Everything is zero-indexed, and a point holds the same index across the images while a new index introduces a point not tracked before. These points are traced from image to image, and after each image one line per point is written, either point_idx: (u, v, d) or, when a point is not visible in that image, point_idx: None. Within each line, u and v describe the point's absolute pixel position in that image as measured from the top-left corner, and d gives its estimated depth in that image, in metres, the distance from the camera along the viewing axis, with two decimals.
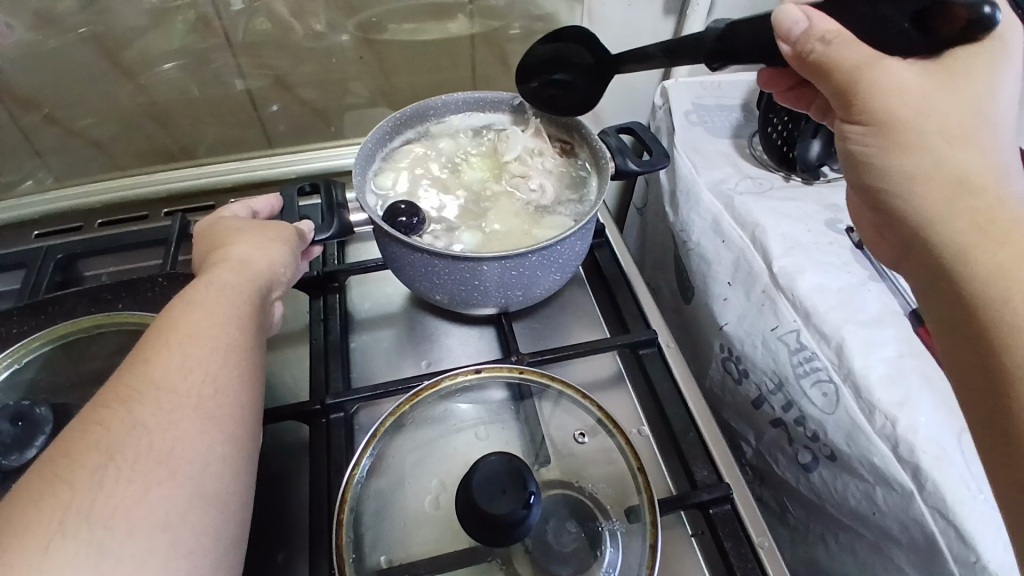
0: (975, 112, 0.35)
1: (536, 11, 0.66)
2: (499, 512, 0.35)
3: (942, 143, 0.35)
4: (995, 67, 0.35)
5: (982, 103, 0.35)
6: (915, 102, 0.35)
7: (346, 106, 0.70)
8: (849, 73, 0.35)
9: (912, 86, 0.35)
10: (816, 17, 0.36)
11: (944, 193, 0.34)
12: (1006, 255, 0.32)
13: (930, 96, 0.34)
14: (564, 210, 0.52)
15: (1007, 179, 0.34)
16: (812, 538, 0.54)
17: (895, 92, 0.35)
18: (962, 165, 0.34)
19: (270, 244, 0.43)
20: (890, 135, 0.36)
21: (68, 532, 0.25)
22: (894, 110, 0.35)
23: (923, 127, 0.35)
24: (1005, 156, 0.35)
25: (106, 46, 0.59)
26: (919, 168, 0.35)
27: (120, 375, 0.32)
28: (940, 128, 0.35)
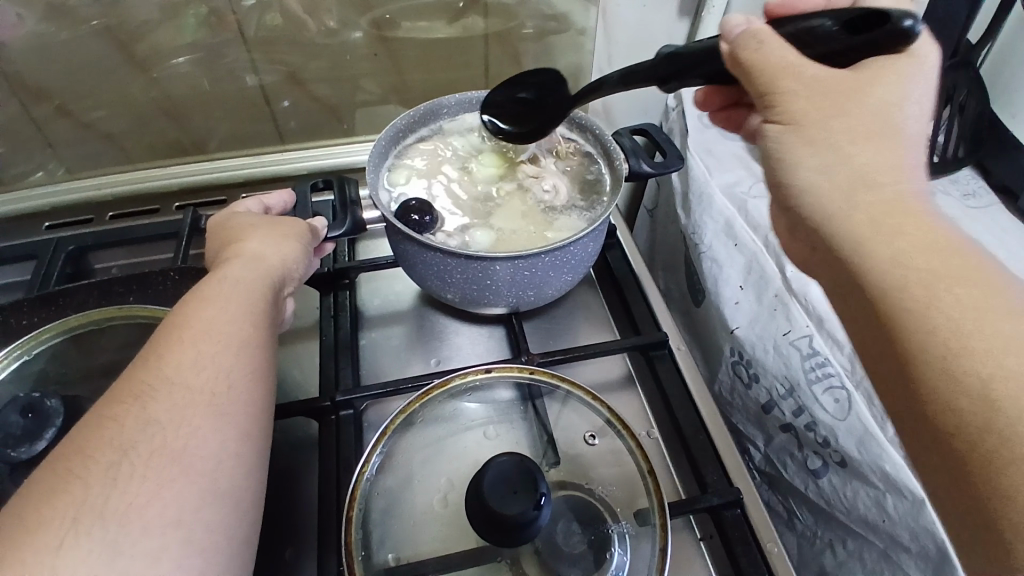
0: (885, 113, 0.33)
1: (550, 10, 0.65)
2: (510, 512, 0.35)
3: (845, 136, 0.32)
4: (900, 74, 0.33)
5: (886, 102, 0.33)
6: (822, 98, 0.33)
7: (357, 103, 0.69)
8: (770, 73, 0.34)
9: (819, 83, 0.34)
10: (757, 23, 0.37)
11: (846, 185, 0.31)
12: (909, 245, 0.29)
13: (832, 89, 0.33)
14: (577, 210, 0.51)
15: (913, 179, 0.32)
16: (819, 545, 0.54)
17: (798, 83, 0.34)
18: (868, 159, 0.32)
19: (284, 239, 0.43)
20: (800, 132, 0.34)
21: (82, 531, 0.26)
22: (805, 109, 0.33)
23: (833, 132, 0.33)
24: (914, 158, 0.33)
25: (119, 39, 0.59)
26: (823, 160, 0.32)
27: (133, 371, 0.32)
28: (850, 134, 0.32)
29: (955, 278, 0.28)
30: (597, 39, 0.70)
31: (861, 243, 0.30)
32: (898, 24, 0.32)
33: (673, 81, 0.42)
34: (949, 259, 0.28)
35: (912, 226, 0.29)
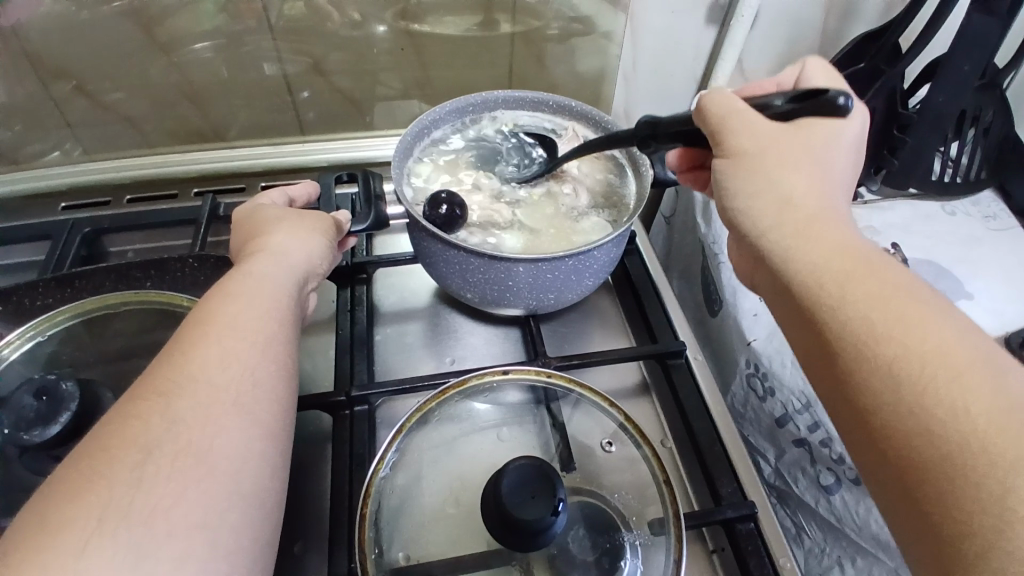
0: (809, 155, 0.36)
1: (575, 12, 0.65)
2: (527, 518, 0.35)
3: (773, 168, 0.36)
4: (827, 133, 0.37)
5: (815, 151, 0.36)
6: (763, 142, 0.37)
7: (378, 97, 0.69)
8: (719, 116, 0.39)
9: (762, 129, 0.38)
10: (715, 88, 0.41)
11: (774, 208, 0.35)
12: (827, 251, 0.32)
13: (772, 138, 0.37)
14: (600, 215, 0.51)
15: (832, 203, 0.36)
16: (828, 561, 0.54)
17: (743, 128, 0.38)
18: (792, 185, 0.36)
19: (309, 233, 0.43)
20: (741, 164, 0.37)
21: (107, 531, 0.25)
22: (745, 145, 0.37)
23: (767, 164, 0.36)
24: (836, 189, 0.37)
25: (142, 21, 0.59)
26: (755, 188, 0.36)
27: (156, 367, 0.32)
28: (782, 167, 0.36)
29: (868, 275, 0.31)
30: (623, 44, 0.69)
31: (783, 248, 0.34)
32: (831, 97, 0.36)
33: (651, 142, 0.44)
34: (858, 261, 0.32)
35: (827, 234, 0.33)
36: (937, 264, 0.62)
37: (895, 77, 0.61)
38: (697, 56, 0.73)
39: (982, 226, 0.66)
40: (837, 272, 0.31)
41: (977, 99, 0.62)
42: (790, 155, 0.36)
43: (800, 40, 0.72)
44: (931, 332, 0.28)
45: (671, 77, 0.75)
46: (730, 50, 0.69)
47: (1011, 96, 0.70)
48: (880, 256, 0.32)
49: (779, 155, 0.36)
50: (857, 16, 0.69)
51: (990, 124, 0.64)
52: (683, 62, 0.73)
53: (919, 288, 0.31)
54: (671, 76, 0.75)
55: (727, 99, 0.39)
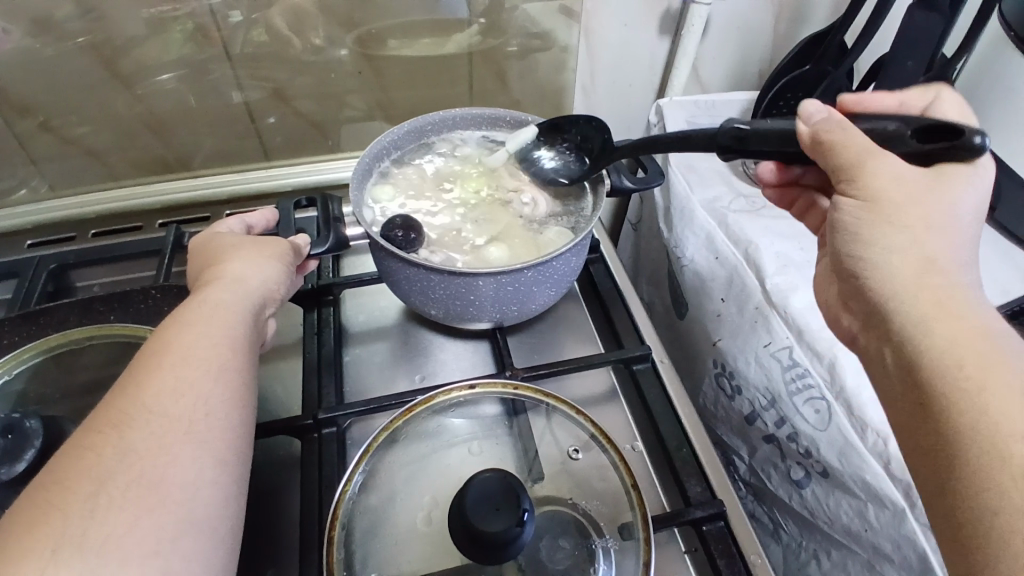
0: (946, 211, 0.35)
1: (534, 29, 0.66)
2: (491, 530, 0.35)
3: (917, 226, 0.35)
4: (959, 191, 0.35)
5: (938, 214, 0.35)
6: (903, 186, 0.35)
7: (343, 120, 0.70)
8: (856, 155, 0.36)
9: (901, 176, 0.36)
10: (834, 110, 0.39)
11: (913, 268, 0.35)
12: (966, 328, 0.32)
13: (905, 189, 0.35)
14: (556, 225, 0.52)
15: (956, 275, 0.35)
16: (805, 556, 0.55)
17: (872, 180, 0.36)
18: (932, 248, 0.35)
19: (266, 260, 0.43)
20: (878, 211, 0.36)
21: (60, 561, 0.26)
22: (886, 190, 0.35)
23: (911, 213, 0.35)
24: (965, 260, 0.36)
25: (105, 54, 0.59)
26: (893, 243, 0.36)
27: (109, 400, 0.32)
28: (924, 219, 0.35)
29: (984, 359, 0.31)
30: (580, 56, 0.71)
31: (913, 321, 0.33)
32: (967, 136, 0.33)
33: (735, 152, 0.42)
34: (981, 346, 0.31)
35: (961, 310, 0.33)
36: None
37: (840, 77, 0.65)
38: (654, 66, 0.74)
39: None
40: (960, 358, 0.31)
41: None
42: (916, 211, 0.35)
43: (753, 46, 0.74)
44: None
45: (630, 87, 0.76)
46: (683, 59, 0.70)
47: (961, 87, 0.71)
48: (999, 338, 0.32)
49: (913, 213, 0.35)
50: (807, 19, 0.71)
51: None
52: (641, 72, 0.75)
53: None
54: (631, 86, 0.76)
55: (851, 137, 0.37)
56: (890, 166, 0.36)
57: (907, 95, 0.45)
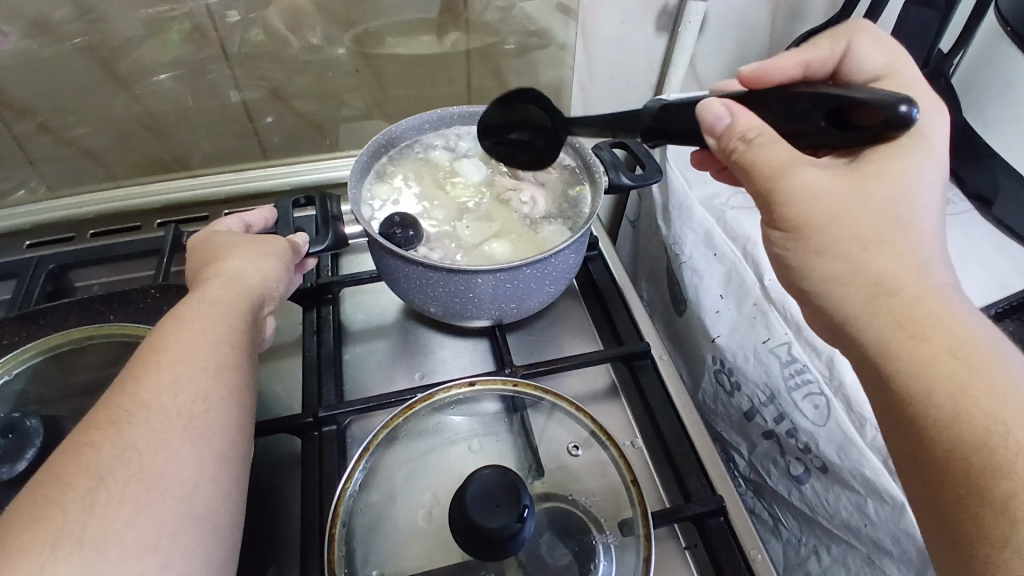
0: (895, 213, 0.35)
1: (531, 26, 0.66)
2: (492, 526, 0.35)
3: (856, 247, 0.34)
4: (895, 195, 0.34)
5: (875, 227, 0.34)
6: (825, 208, 0.35)
7: (341, 119, 0.70)
8: (771, 173, 0.36)
9: (824, 194, 0.35)
10: (736, 109, 0.36)
11: (865, 292, 0.34)
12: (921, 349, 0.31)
13: (842, 202, 0.35)
14: (556, 222, 0.52)
15: (925, 277, 0.33)
16: (804, 551, 0.55)
17: (802, 206, 0.35)
18: (875, 266, 0.34)
19: (263, 258, 0.43)
20: (806, 240, 0.36)
21: (61, 558, 0.26)
22: (812, 217, 0.35)
23: (841, 236, 0.35)
24: (934, 253, 0.35)
25: (102, 54, 0.59)
26: (836, 269, 0.35)
27: (108, 397, 0.32)
28: (856, 238, 0.34)
29: (941, 380, 0.30)
30: (577, 54, 0.71)
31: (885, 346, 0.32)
32: (890, 111, 0.30)
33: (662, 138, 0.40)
34: (957, 359, 0.31)
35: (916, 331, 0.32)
36: None
37: None
38: (651, 63, 0.74)
39: None
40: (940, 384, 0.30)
41: None
42: (848, 231, 0.35)
43: (751, 43, 0.74)
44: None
45: (628, 84, 0.76)
46: (681, 55, 0.70)
47: (957, 82, 0.70)
48: (968, 343, 0.31)
49: (862, 228, 0.35)
50: (804, 15, 0.71)
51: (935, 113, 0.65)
52: (638, 69, 0.74)
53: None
54: (628, 83, 0.76)
55: (761, 153, 0.35)
56: (820, 176, 0.35)
57: (816, 54, 0.44)
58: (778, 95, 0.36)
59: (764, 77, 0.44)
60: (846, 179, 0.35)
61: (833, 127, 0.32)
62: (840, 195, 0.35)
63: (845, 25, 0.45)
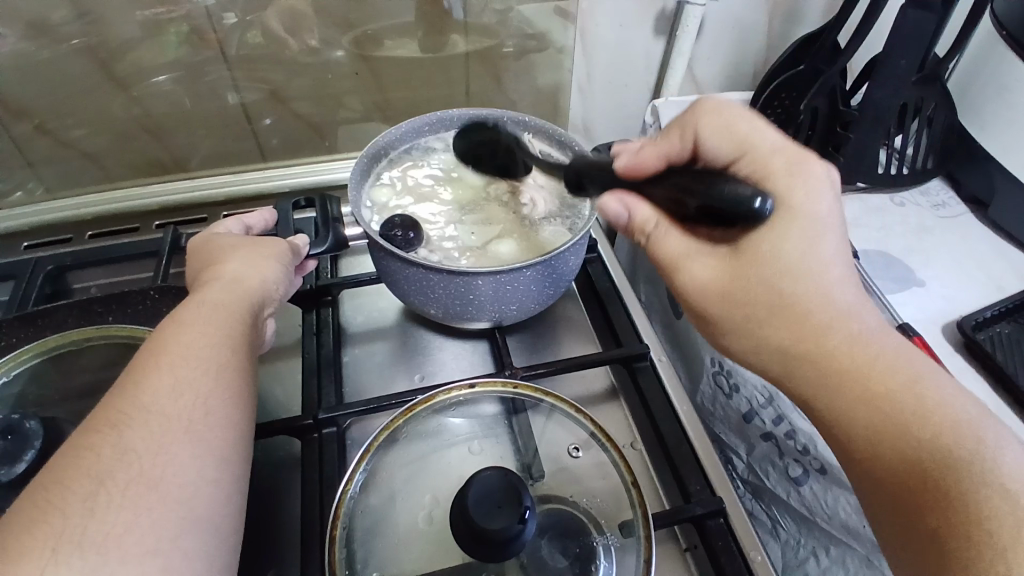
0: (784, 281, 0.37)
1: (529, 29, 0.66)
2: (494, 528, 0.35)
3: (760, 319, 0.38)
4: (783, 258, 0.37)
5: (774, 294, 0.37)
6: (720, 297, 0.39)
7: (340, 121, 0.70)
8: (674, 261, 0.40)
9: (718, 282, 0.39)
10: (632, 204, 0.40)
11: (775, 360, 0.38)
12: (826, 402, 0.36)
13: (731, 284, 0.38)
14: (556, 224, 0.52)
15: (833, 328, 0.36)
16: (803, 553, 0.56)
17: (698, 296, 0.40)
18: (776, 340, 0.37)
19: (263, 260, 0.43)
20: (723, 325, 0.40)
21: (61, 561, 0.26)
22: (713, 305, 0.39)
23: (745, 314, 0.38)
24: (846, 301, 0.37)
25: (100, 56, 0.59)
26: (749, 345, 0.39)
27: (108, 400, 0.32)
28: (759, 313, 0.38)
29: (852, 427, 0.35)
30: (575, 57, 0.71)
31: (821, 406, 0.36)
32: (745, 207, 0.33)
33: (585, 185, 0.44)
34: (888, 408, 0.33)
35: (816, 392, 0.36)
36: (887, 254, 0.64)
37: (834, 75, 0.64)
38: (649, 66, 0.74)
39: (932, 215, 0.68)
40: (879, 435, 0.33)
41: (918, 92, 0.64)
42: (749, 307, 0.38)
43: (748, 47, 0.75)
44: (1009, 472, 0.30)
45: (626, 87, 0.76)
46: (679, 59, 0.71)
47: (954, 83, 0.70)
48: (872, 385, 0.34)
49: (759, 304, 0.38)
50: (801, 19, 0.72)
51: (933, 116, 0.66)
52: (635, 73, 0.75)
53: (964, 416, 0.33)
54: (626, 87, 0.76)
55: (661, 244, 0.40)
56: (710, 261, 0.39)
57: (668, 146, 0.42)
58: (657, 184, 0.38)
59: (642, 164, 0.41)
60: (730, 261, 0.38)
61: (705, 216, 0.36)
62: (726, 280, 0.38)
63: (690, 108, 0.43)
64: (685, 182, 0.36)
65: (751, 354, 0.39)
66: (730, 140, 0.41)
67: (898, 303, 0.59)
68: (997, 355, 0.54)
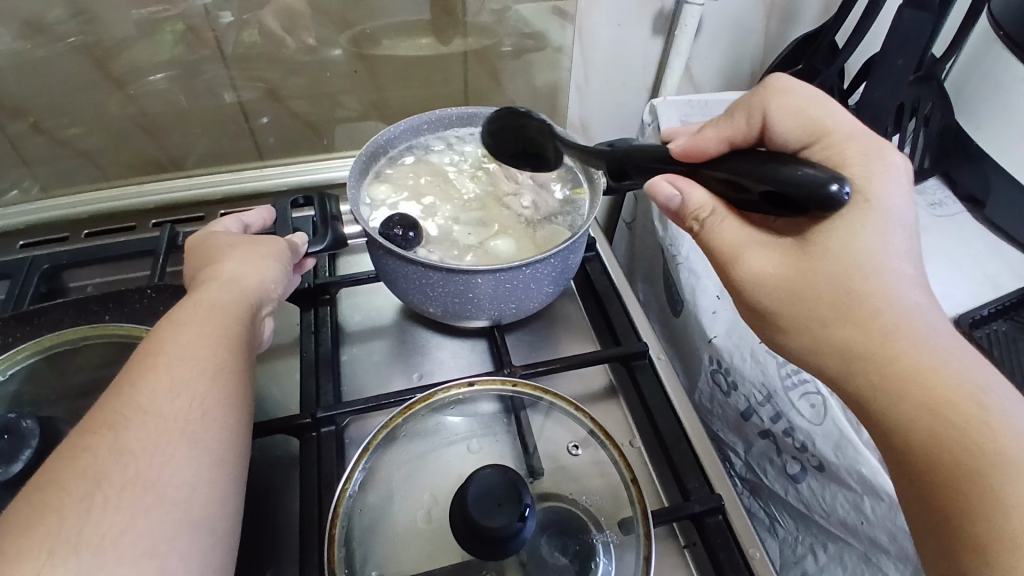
0: (852, 277, 0.35)
1: (527, 29, 0.66)
2: (494, 526, 0.35)
3: (828, 316, 0.36)
4: (859, 252, 0.35)
5: (846, 291, 0.35)
6: (780, 292, 0.37)
7: (337, 120, 0.70)
8: (731, 248, 0.39)
9: (777, 273, 0.37)
10: (687, 189, 0.40)
11: (840, 358, 0.35)
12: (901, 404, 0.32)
13: (792, 279, 0.37)
14: (555, 222, 0.52)
15: (910, 324, 0.34)
16: (801, 550, 0.56)
17: (757, 291, 0.38)
18: (843, 337, 0.35)
19: (261, 259, 0.43)
20: (779, 321, 0.38)
21: (57, 562, 0.26)
22: (772, 301, 0.38)
23: (810, 311, 0.36)
24: (913, 300, 0.35)
25: (97, 55, 0.59)
26: (808, 341, 0.37)
27: (105, 400, 0.32)
28: (827, 310, 0.36)
29: (918, 427, 0.32)
30: (574, 57, 0.71)
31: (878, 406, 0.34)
32: (822, 189, 0.31)
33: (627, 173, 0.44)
34: (953, 414, 0.31)
35: (888, 393, 0.33)
36: None
37: (831, 76, 0.65)
38: (647, 65, 0.75)
39: (929, 214, 0.68)
40: (934, 435, 0.31)
41: (915, 91, 0.69)
42: (818, 302, 0.36)
43: (745, 47, 0.75)
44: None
45: (624, 86, 0.76)
46: (677, 59, 0.71)
47: (949, 89, 0.71)
48: (950, 389, 0.32)
49: (823, 297, 0.36)
50: (798, 20, 0.72)
51: (930, 115, 0.70)
52: (633, 72, 0.75)
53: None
54: (623, 86, 0.76)
55: (716, 232, 0.40)
56: (771, 251, 0.38)
57: (731, 129, 0.43)
58: (715, 168, 0.38)
59: (703, 149, 0.41)
60: (796, 251, 0.37)
61: (769, 201, 0.35)
62: (791, 270, 0.37)
63: (757, 89, 0.44)
64: (750, 164, 0.35)
65: (808, 351, 0.37)
66: (803, 126, 0.41)
67: None
68: (994, 353, 0.54)
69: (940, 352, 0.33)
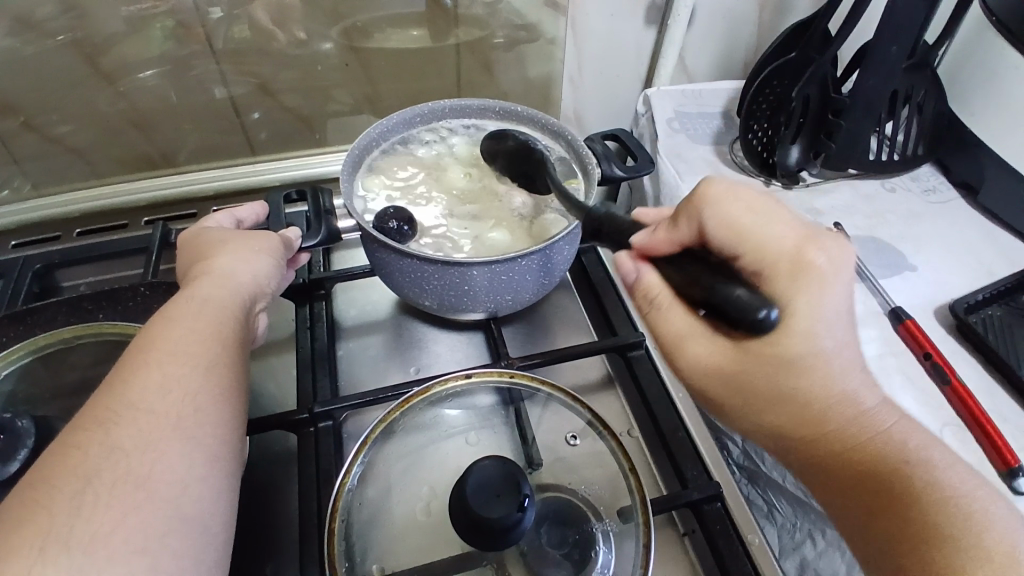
0: (789, 381, 0.33)
1: (519, 20, 0.66)
2: (493, 517, 0.35)
3: (762, 405, 0.35)
4: (793, 358, 0.32)
5: (779, 388, 0.34)
6: (716, 385, 0.35)
7: (329, 114, 0.69)
8: (675, 341, 0.36)
9: (717, 372, 0.35)
10: (645, 270, 0.36)
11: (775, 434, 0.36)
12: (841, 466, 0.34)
13: (731, 376, 0.34)
14: (551, 212, 0.52)
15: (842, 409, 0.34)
16: (799, 537, 0.54)
17: (695, 379, 0.36)
18: (778, 421, 0.35)
19: (253, 254, 0.43)
20: (718, 406, 0.37)
21: (48, 560, 0.25)
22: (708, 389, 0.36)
23: (748, 403, 0.35)
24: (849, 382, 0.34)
25: (86, 52, 0.58)
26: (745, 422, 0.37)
27: (97, 397, 0.32)
28: (761, 402, 0.35)
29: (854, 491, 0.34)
30: (567, 49, 0.71)
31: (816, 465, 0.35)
32: (752, 314, 0.29)
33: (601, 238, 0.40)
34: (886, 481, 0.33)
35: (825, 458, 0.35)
36: (878, 240, 0.64)
37: (825, 64, 0.62)
38: (641, 55, 0.74)
39: (922, 201, 0.68)
40: (870, 506, 0.33)
41: (908, 80, 0.64)
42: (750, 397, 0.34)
43: (739, 35, 0.75)
44: (993, 554, 0.30)
45: (617, 77, 0.76)
46: (670, 48, 0.71)
47: (943, 73, 0.70)
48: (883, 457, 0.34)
49: (759, 395, 0.34)
50: (791, 7, 0.72)
51: (923, 103, 0.66)
52: (627, 63, 0.75)
53: (959, 491, 0.32)
54: (617, 77, 0.76)
55: (662, 320, 0.36)
56: (712, 341, 0.35)
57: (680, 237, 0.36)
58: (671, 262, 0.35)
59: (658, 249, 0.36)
60: (735, 350, 0.34)
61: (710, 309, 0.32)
62: (728, 368, 0.34)
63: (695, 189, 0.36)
64: (699, 271, 0.33)
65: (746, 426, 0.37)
66: (740, 235, 0.34)
67: (891, 290, 0.60)
68: (988, 337, 0.55)
69: (878, 424, 0.34)
